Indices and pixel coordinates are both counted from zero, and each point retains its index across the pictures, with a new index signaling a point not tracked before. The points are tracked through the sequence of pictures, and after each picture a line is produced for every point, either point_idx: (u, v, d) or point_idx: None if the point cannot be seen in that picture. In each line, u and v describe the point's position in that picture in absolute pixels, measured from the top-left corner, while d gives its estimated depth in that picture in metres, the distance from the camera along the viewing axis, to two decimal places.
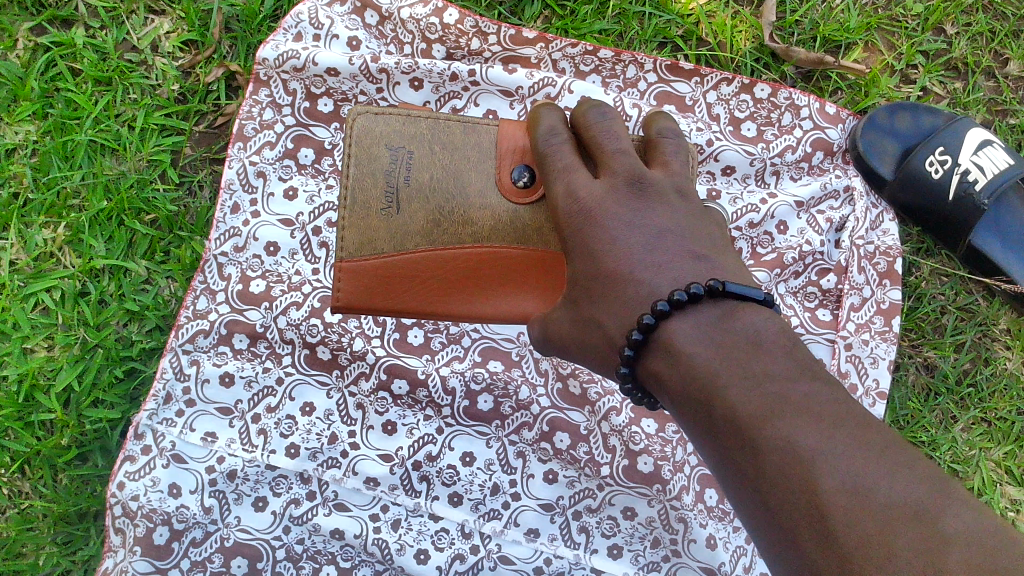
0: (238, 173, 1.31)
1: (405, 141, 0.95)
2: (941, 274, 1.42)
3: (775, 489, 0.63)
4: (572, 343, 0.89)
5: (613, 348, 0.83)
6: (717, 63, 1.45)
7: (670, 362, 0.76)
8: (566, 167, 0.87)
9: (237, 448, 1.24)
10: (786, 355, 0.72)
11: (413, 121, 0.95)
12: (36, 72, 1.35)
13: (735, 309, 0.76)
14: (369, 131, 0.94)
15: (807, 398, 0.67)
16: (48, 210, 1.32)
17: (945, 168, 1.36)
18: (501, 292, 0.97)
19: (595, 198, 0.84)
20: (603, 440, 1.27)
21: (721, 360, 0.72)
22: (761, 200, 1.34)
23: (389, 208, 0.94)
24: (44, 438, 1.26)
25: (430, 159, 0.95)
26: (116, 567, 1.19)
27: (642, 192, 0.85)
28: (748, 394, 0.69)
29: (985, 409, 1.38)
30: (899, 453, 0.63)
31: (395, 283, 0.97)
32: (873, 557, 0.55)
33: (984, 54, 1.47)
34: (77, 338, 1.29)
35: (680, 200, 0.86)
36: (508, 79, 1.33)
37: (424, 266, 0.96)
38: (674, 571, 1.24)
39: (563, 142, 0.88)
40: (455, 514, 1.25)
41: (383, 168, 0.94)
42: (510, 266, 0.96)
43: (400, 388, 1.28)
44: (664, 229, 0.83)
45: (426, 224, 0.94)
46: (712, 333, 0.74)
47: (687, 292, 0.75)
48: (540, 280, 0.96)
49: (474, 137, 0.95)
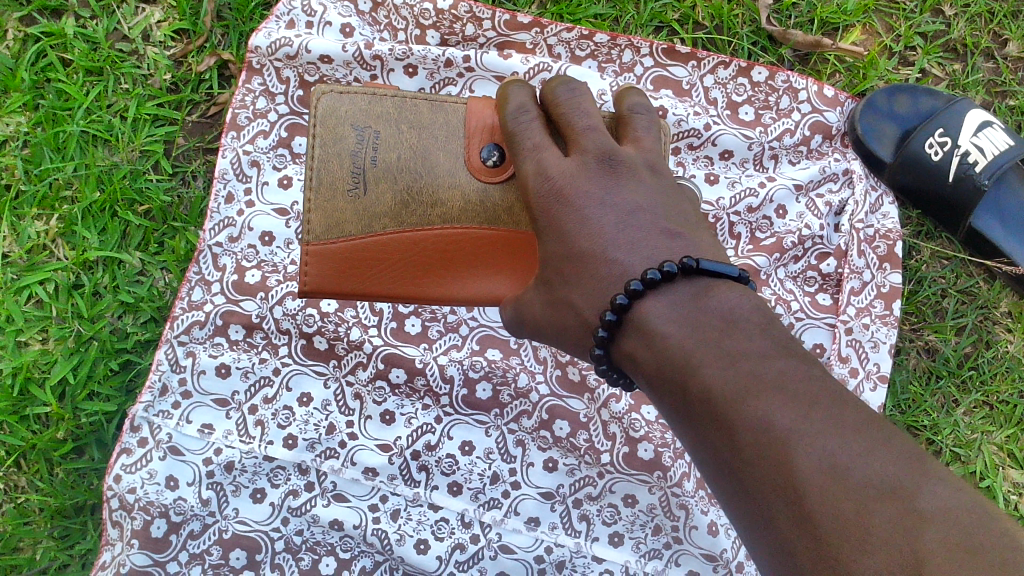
0: (231, 162, 1.30)
1: (370, 120, 0.93)
2: (942, 257, 1.41)
3: (750, 469, 0.62)
4: (547, 325, 0.88)
5: (586, 330, 0.83)
6: (714, 46, 1.43)
7: (644, 342, 0.76)
8: (535, 146, 0.86)
9: (235, 439, 1.23)
10: (763, 332, 0.71)
11: (378, 99, 0.93)
12: (27, 63, 1.34)
13: (709, 287, 0.76)
14: (333, 110, 0.92)
15: (783, 376, 0.66)
16: (41, 202, 1.30)
17: (944, 150, 1.35)
18: (472, 273, 0.98)
19: (566, 176, 0.84)
20: (603, 427, 1.27)
21: (696, 340, 0.71)
22: (760, 183, 1.33)
23: (357, 189, 0.93)
24: (39, 432, 1.25)
25: (397, 139, 0.93)
26: (114, 560, 1.18)
27: (612, 168, 0.84)
28: (724, 372, 0.68)
29: (986, 392, 1.37)
30: (876, 428, 0.61)
31: (364, 264, 0.96)
32: (848, 535, 0.55)
33: (981, 35, 1.46)
34: (72, 331, 1.27)
35: (652, 176, 0.86)
36: (503, 65, 1.31)
37: (394, 248, 0.95)
38: (675, 558, 1.23)
39: (532, 120, 0.87)
40: (454, 504, 1.24)
41: (349, 149, 0.92)
42: (482, 247, 0.95)
43: (398, 377, 1.27)
44: (638, 206, 0.82)
45: (394, 206, 0.93)
46: (687, 313, 0.74)
47: (660, 271, 0.75)
48: (511, 260, 0.96)
49: (442, 116, 0.94)
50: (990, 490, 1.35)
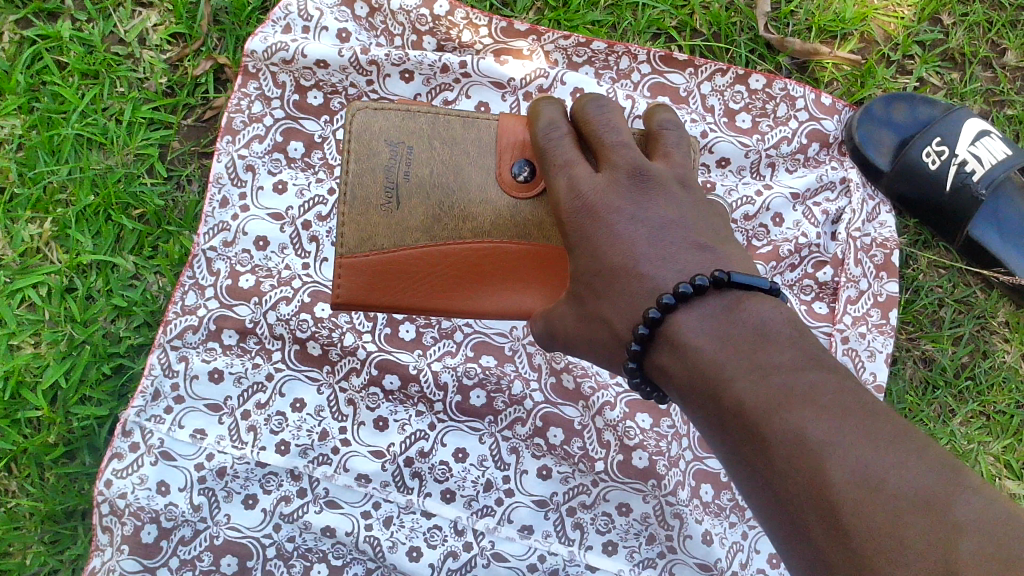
0: (226, 166, 1.29)
1: (404, 137, 0.93)
2: (939, 266, 1.41)
3: (785, 483, 0.61)
4: (578, 339, 0.87)
5: (619, 343, 0.81)
6: (711, 53, 1.43)
7: (675, 354, 0.74)
8: (567, 162, 0.85)
9: (227, 445, 1.23)
10: (795, 342, 0.69)
11: (413, 116, 0.93)
12: (22, 66, 1.33)
13: (740, 299, 0.74)
14: (367, 126, 0.92)
15: (816, 387, 0.65)
16: (34, 205, 1.30)
17: (942, 159, 1.34)
18: (502, 286, 0.96)
19: (598, 191, 0.82)
20: (598, 435, 1.25)
21: (727, 352, 0.70)
22: (756, 191, 1.32)
23: (389, 205, 0.92)
24: (30, 436, 1.25)
25: (430, 155, 0.93)
26: (104, 566, 1.17)
27: (645, 184, 0.82)
28: (757, 386, 0.66)
29: (983, 403, 1.37)
30: (911, 440, 0.60)
31: (396, 277, 0.95)
32: (886, 550, 0.54)
33: (980, 45, 1.45)
34: (64, 335, 1.27)
35: (682, 191, 0.84)
36: (498, 71, 1.32)
37: (425, 261, 0.94)
38: (669, 567, 1.23)
39: (564, 135, 0.86)
40: (447, 511, 1.23)
41: (382, 164, 0.92)
42: (512, 262, 0.94)
43: (392, 383, 1.26)
44: (667, 221, 0.81)
45: (426, 220, 0.93)
46: (718, 325, 0.73)
47: (691, 284, 0.74)
48: (542, 273, 0.95)
49: (474, 132, 0.93)
50: None
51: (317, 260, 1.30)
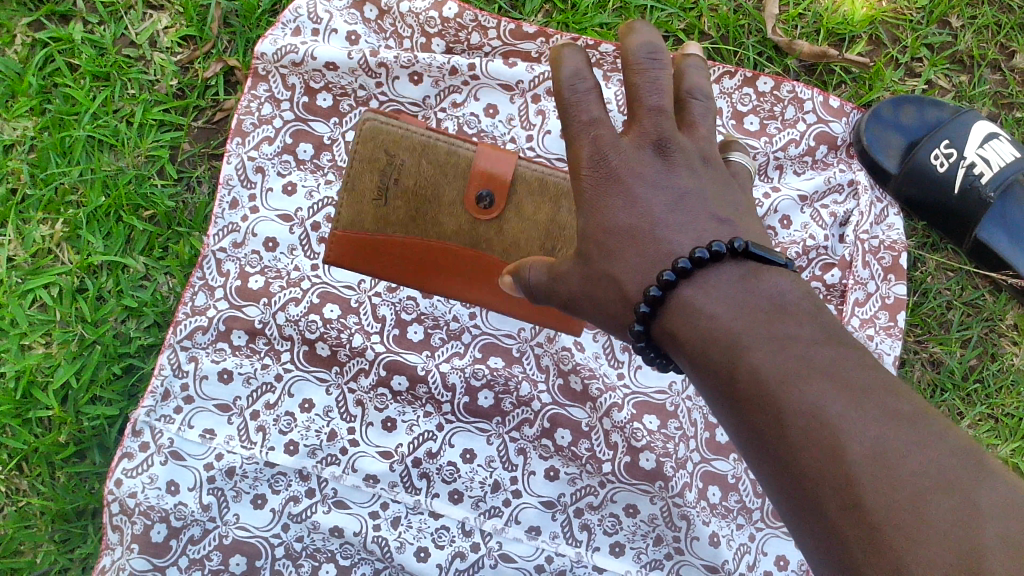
0: (237, 168, 1.30)
1: (402, 151, 1.07)
2: (947, 269, 1.41)
3: (800, 455, 0.59)
4: (580, 299, 0.83)
5: (627, 306, 0.78)
6: (720, 55, 1.43)
7: (686, 322, 0.72)
8: (592, 122, 0.78)
9: (236, 445, 1.23)
10: (813, 316, 0.67)
11: (414, 135, 1.06)
12: (34, 68, 1.34)
13: (756, 270, 0.72)
14: (374, 134, 1.06)
15: (834, 359, 0.62)
16: (46, 206, 1.31)
17: (950, 161, 1.34)
18: (467, 284, 1.15)
19: (623, 162, 0.78)
20: (605, 436, 1.26)
21: (742, 322, 0.68)
22: (765, 193, 1.32)
23: (381, 201, 1.08)
24: (41, 436, 1.26)
25: (420, 172, 1.07)
26: (114, 564, 1.18)
27: (670, 158, 0.78)
28: (773, 356, 0.64)
29: (992, 406, 1.37)
30: (932, 419, 0.58)
31: (381, 255, 1.11)
32: (905, 529, 0.52)
33: (989, 48, 1.45)
34: (75, 335, 1.28)
35: (708, 166, 0.80)
36: (508, 74, 1.33)
37: (405, 250, 1.11)
38: (676, 569, 1.23)
39: (590, 88, 0.78)
40: (455, 512, 1.24)
41: (381, 169, 1.07)
42: (476, 271, 1.12)
43: (400, 384, 1.27)
44: (688, 192, 0.78)
45: (408, 218, 1.09)
46: (734, 295, 0.70)
47: (709, 250, 0.71)
48: (498, 285, 1.13)
49: (460, 159, 1.07)
50: None
51: (328, 261, 1.30)
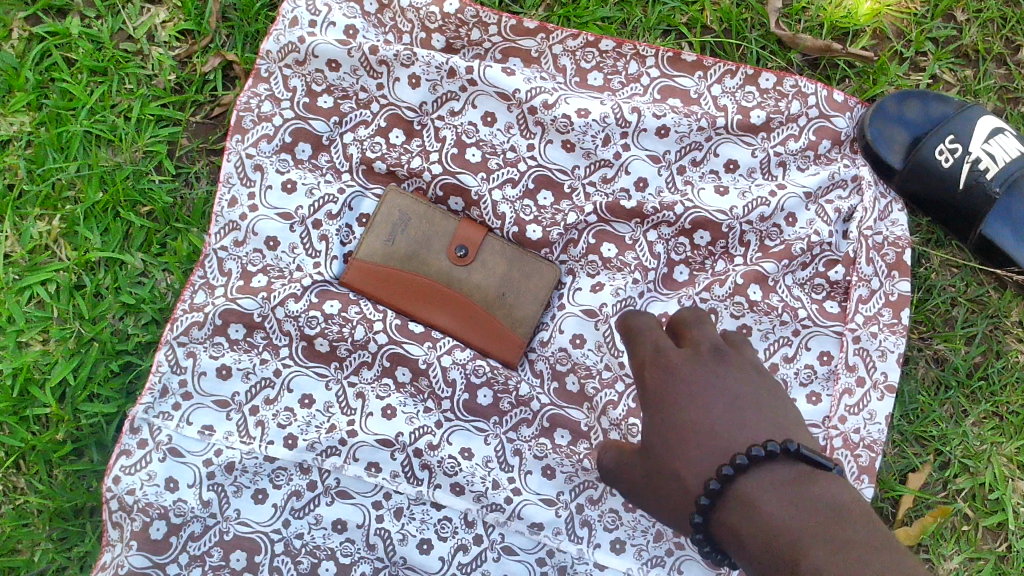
0: (236, 166, 1.29)
1: (417, 214, 1.28)
2: (951, 265, 1.39)
3: None
4: (644, 492, 0.86)
5: (689, 501, 0.78)
6: (723, 50, 1.43)
7: (744, 518, 0.70)
8: (656, 349, 0.91)
9: (235, 440, 1.22)
10: (872, 523, 0.64)
11: (429, 204, 1.29)
12: (31, 63, 1.33)
13: (815, 477, 0.70)
14: (396, 200, 1.28)
15: (894, 562, 0.59)
16: (43, 202, 1.30)
17: (955, 156, 1.33)
18: (461, 320, 1.27)
19: (677, 356, 0.87)
20: (604, 435, 1.25)
21: (799, 521, 0.65)
22: (771, 191, 1.30)
23: (397, 247, 1.27)
24: (38, 433, 1.25)
25: (430, 234, 1.28)
26: (114, 561, 1.17)
27: (722, 357, 0.86)
28: (825, 555, 0.61)
29: (996, 403, 1.36)
30: None
31: (389, 282, 1.26)
32: None
33: (994, 41, 1.44)
34: (72, 332, 1.27)
35: (760, 373, 0.85)
36: (505, 82, 1.30)
37: (411, 283, 1.27)
38: (678, 565, 1.23)
39: (658, 335, 0.93)
40: (457, 504, 1.23)
41: (400, 226, 1.28)
42: (471, 312, 1.27)
43: (405, 375, 1.27)
44: (742, 394, 0.81)
45: (419, 261, 1.28)
46: (792, 497, 0.68)
47: (764, 449, 0.72)
48: (489, 327, 1.27)
49: (465, 228, 1.29)
50: (999, 502, 1.34)
51: (328, 258, 1.29)
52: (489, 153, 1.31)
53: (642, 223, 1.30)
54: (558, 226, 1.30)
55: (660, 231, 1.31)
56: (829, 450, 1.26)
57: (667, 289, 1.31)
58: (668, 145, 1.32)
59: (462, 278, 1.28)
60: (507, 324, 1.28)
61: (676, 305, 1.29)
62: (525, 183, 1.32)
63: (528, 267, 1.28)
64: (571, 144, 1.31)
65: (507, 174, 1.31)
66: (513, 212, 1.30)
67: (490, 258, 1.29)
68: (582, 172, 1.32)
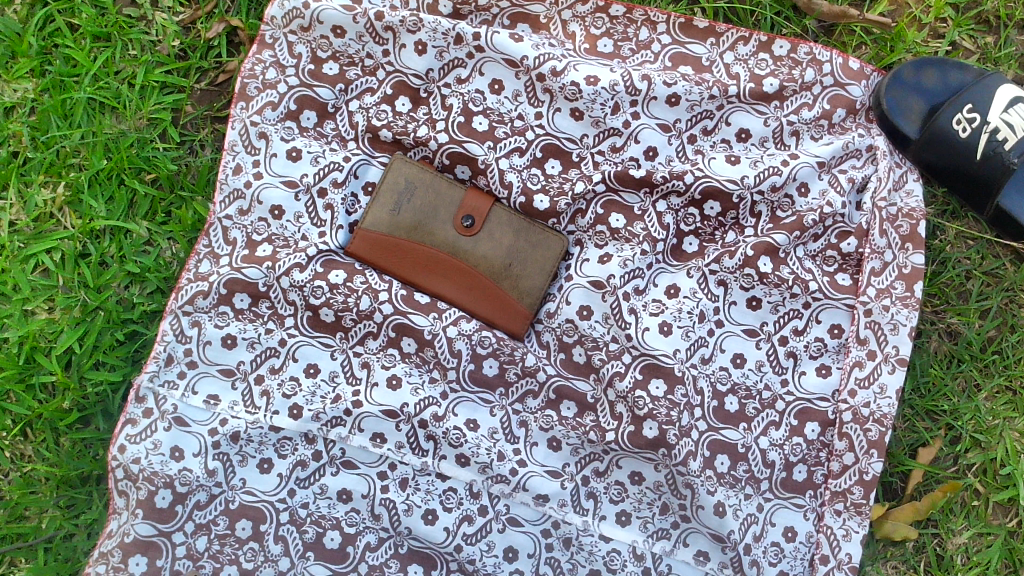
0: (240, 133, 1.27)
1: (419, 183, 1.26)
2: (967, 237, 1.37)
3: None
4: None
5: None
6: (736, 16, 1.40)
7: None
8: None
9: (240, 409, 1.22)
10: None
11: (429, 173, 1.27)
12: (34, 28, 1.32)
13: None
14: (399, 169, 1.26)
15: None
16: (47, 169, 1.29)
17: (973, 126, 1.29)
18: (466, 291, 1.25)
19: None
20: (610, 408, 1.24)
21: None
22: (783, 161, 1.28)
23: (400, 217, 1.25)
24: (45, 401, 1.25)
25: (434, 202, 1.26)
26: (120, 529, 1.18)
27: None
28: None
29: (1010, 377, 1.34)
30: None
31: (393, 253, 1.25)
32: None
33: (1017, 7, 1.40)
34: (77, 300, 1.26)
35: None
36: (512, 48, 1.28)
37: (415, 254, 1.25)
38: (684, 537, 1.23)
39: None
40: (462, 475, 1.23)
41: (402, 195, 1.26)
42: (477, 283, 1.25)
43: (410, 346, 1.26)
44: None
45: (422, 231, 1.26)
46: None
47: None
48: (494, 299, 1.26)
49: (467, 197, 1.26)
50: (1010, 477, 1.32)
51: (333, 228, 1.27)
52: (496, 122, 1.30)
53: (652, 192, 1.28)
54: (566, 197, 1.28)
55: (669, 202, 1.29)
56: (838, 424, 1.25)
57: (676, 261, 1.30)
58: (678, 114, 1.30)
59: (468, 248, 1.26)
60: (513, 295, 1.26)
61: (685, 277, 1.28)
62: (533, 152, 1.30)
63: (535, 239, 1.27)
64: (580, 113, 1.29)
65: (515, 142, 1.29)
66: (519, 182, 1.28)
67: (496, 228, 1.27)
68: (591, 141, 1.30)
